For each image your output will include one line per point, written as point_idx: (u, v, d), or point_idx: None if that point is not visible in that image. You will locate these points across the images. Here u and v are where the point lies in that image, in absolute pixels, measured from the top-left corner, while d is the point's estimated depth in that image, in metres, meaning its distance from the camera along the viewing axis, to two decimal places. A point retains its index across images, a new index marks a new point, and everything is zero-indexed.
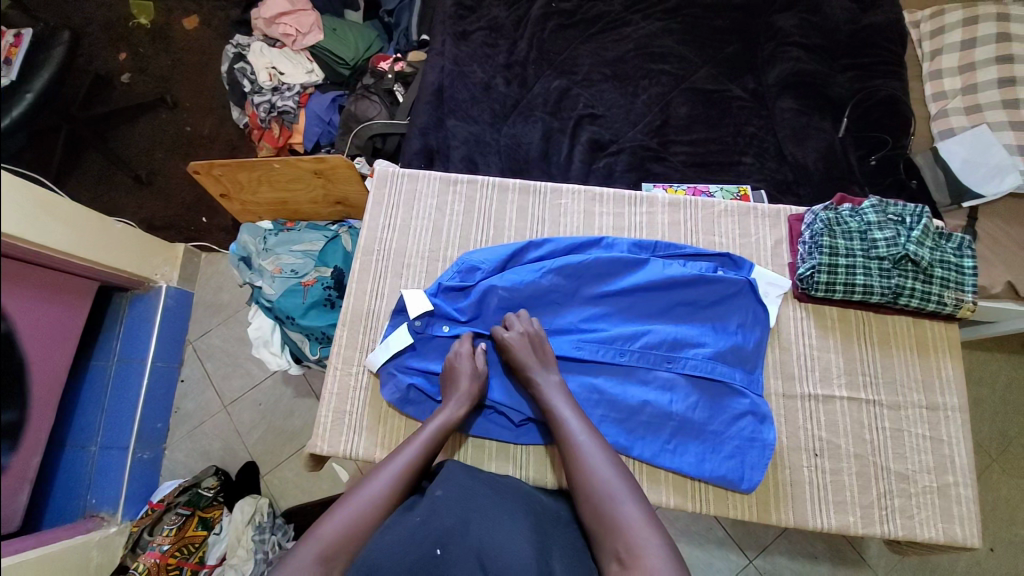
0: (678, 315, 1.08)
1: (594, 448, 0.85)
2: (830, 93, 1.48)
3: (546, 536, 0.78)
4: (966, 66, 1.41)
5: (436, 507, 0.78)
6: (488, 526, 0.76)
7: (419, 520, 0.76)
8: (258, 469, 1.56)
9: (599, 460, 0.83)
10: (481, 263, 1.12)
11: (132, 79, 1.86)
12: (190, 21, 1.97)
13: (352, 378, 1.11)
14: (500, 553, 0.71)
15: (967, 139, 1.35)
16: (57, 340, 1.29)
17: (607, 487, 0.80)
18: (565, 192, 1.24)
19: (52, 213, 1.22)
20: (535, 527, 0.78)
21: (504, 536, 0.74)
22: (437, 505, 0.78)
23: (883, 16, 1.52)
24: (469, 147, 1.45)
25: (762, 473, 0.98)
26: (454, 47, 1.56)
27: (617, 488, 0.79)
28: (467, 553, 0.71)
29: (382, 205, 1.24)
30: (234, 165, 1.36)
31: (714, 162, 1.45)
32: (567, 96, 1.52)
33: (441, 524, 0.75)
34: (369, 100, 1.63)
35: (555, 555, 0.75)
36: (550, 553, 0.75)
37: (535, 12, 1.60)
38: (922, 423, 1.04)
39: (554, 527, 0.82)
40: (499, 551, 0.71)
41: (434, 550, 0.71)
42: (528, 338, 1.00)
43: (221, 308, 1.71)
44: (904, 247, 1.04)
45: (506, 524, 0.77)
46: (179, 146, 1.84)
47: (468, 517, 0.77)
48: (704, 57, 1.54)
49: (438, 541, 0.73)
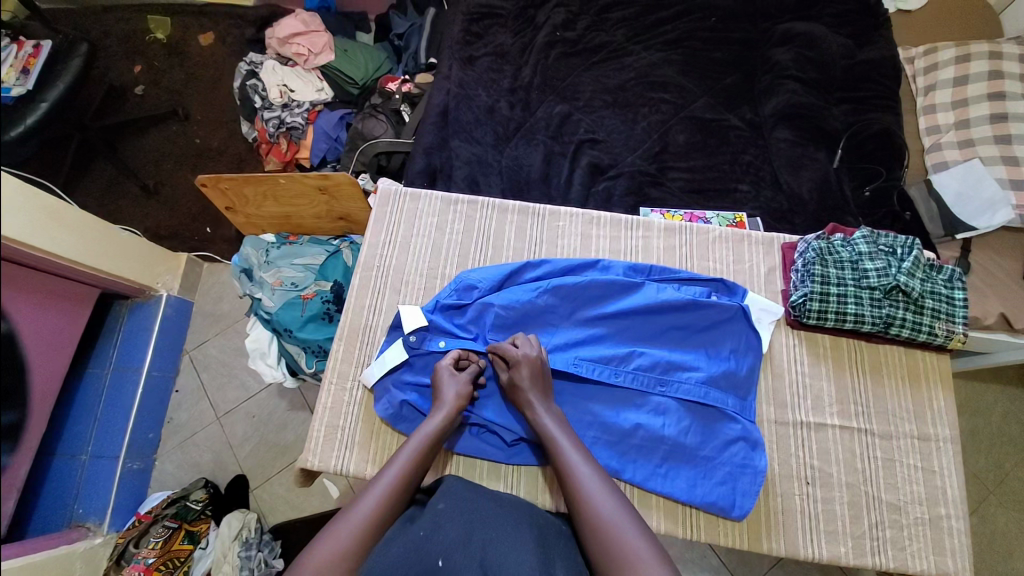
0: (671, 339, 1.09)
1: (594, 480, 0.84)
2: (825, 125, 1.51)
3: (548, 547, 0.77)
4: (959, 102, 1.45)
5: (438, 519, 0.78)
6: (492, 536, 0.75)
7: (422, 533, 0.75)
8: (248, 482, 1.55)
9: (599, 492, 0.82)
10: (479, 281, 1.14)
11: (146, 92, 1.91)
12: (205, 39, 2.03)
13: (345, 393, 1.11)
14: (503, 560, 0.70)
15: (959, 173, 1.38)
16: (55, 345, 1.29)
17: (610, 517, 0.78)
18: (563, 215, 1.27)
19: (59, 221, 1.25)
20: (540, 539, 0.77)
21: (507, 545, 0.73)
22: (440, 517, 0.78)
23: (877, 53, 1.58)
24: (472, 167, 1.48)
25: (753, 501, 0.97)
26: (460, 71, 1.61)
27: (619, 518, 0.78)
28: (469, 561, 0.70)
29: (384, 223, 1.27)
30: (241, 179, 1.39)
31: (711, 189, 1.48)
32: (569, 121, 1.56)
33: (445, 534, 0.74)
34: (376, 119, 1.67)
35: (558, 564, 0.74)
36: (553, 562, 0.74)
37: (540, 40, 1.65)
38: (915, 453, 1.04)
39: (556, 542, 0.80)
40: (502, 559, 0.70)
41: (435, 561, 0.70)
42: (531, 360, 0.99)
43: (220, 318, 1.73)
44: (894, 278, 1.06)
45: (509, 535, 0.75)
46: (188, 157, 1.88)
47: (470, 528, 0.76)
48: (703, 87, 1.59)
49: (441, 553, 0.71)
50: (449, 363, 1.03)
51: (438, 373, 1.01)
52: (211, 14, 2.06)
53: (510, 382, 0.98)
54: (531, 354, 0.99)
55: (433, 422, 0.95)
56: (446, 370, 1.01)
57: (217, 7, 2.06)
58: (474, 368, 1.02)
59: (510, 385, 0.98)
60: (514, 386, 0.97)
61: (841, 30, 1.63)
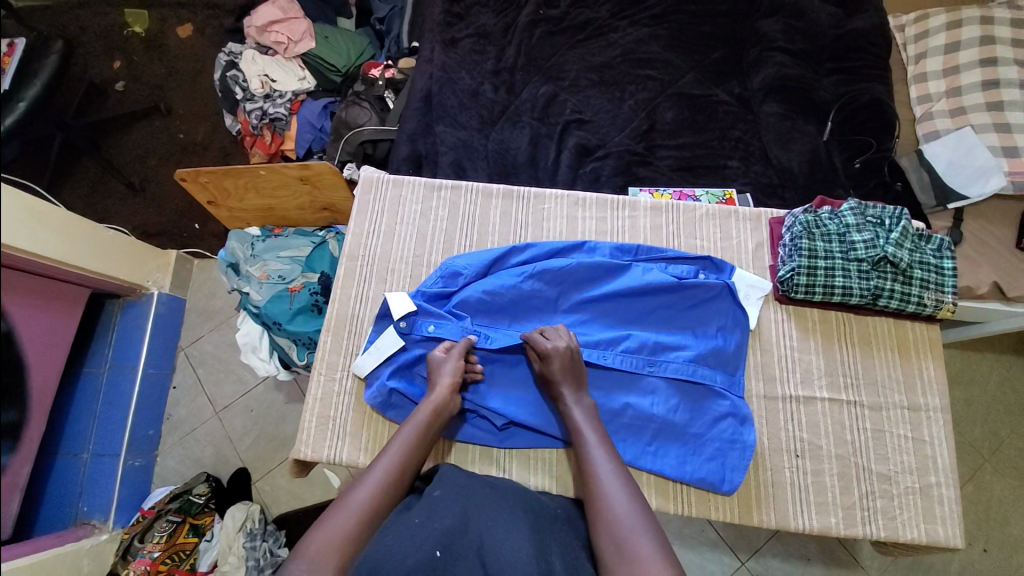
0: (658, 319, 1.08)
1: (614, 477, 0.83)
2: (815, 97, 1.49)
3: (545, 534, 0.77)
4: (950, 69, 1.43)
5: (434, 507, 0.78)
6: (487, 523, 0.75)
7: (416, 522, 0.75)
8: (249, 475, 1.56)
9: (619, 491, 0.81)
10: (464, 268, 1.13)
11: (126, 87, 1.86)
12: (184, 30, 1.99)
13: (336, 383, 1.11)
14: (500, 552, 0.70)
15: (950, 142, 1.37)
16: (53, 345, 1.30)
17: (624, 518, 0.77)
18: (548, 197, 1.25)
19: (43, 222, 1.22)
20: (535, 527, 0.77)
21: (503, 532, 0.73)
22: (436, 505, 0.79)
23: (868, 20, 1.54)
24: (457, 152, 1.46)
25: (743, 475, 0.98)
26: (442, 54, 1.57)
27: (631, 515, 0.77)
28: (468, 551, 0.70)
29: (367, 213, 1.25)
30: (220, 172, 1.37)
31: (700, 166, 1.46)
32: (555, 102, 1.53)
33: (441, 524, 0.73)
34: (360, 107, 1.64)
35: (555, 552, 0.74)
36: (550, 550, 0.74)
37: (523, 19, 1.61)
38: (905, 424, 1.04)
39: (552, 525, 0.81)
40: (500, 549, 0.71)
41: (434, 552, 0.69)
42: (565, 351, 0.98)
43: (213, 314, 1.72)
44: (882, 249, 1.05)
45: (506, 523, 0.76)
46: (172, 153, 1.85)
47: (467, 516, 0.76)
48: (690, 62, 1.55)
49: (439, 543, 0.70)
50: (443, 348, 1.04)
51: (429, 362, 1.02)
52: (188, 5, 2.01)
53: (541, 375, 0.99)
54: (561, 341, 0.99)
55: (430, 403, 0.95)
56: (437, 356, 1.02)
57: None
58: (462, 347, 1.03)
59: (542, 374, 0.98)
60: (546, 379, 0.97)
61: None
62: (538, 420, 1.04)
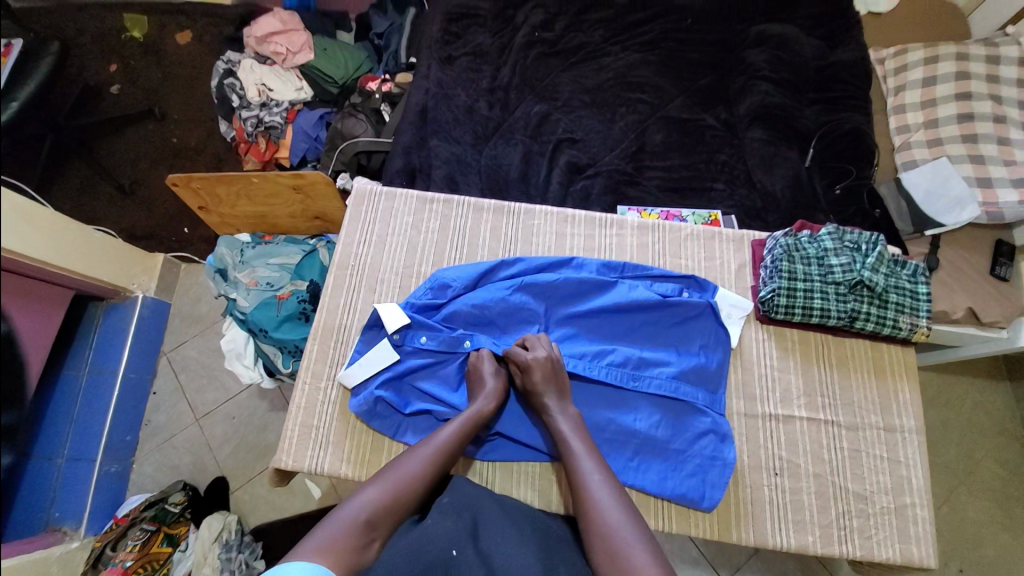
0: (642, 336, 1.10)
1: (604, 487, 0.84)
2: (798, 125, 1.55)
3: (550, 552, 0.79)
4: (927, 102, 1.51)
5: (444, 511, 0.80)
6: (496, 537, 0.78)
7: (428, 522, 0.77)
8: (228, 485, 1.53)
9: (609, 502, 0.82)
10: (453, 281, 1.14)
11: (121, 91, 1.81)
12: (182, 37, 1.98)
13: (320, 392, 1.10)
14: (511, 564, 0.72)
15: (928, 171, 1.43)
16: (34, 346, 1.27)
17: (616, 527, 0.78)
18: (538, 213, 1.27)
19: (33, 225, 1.22)
20: (541, 545, 0.79)
21: (513, 548, 0.76)
22: (445, 509, 0.81)
23: (848, 54, 1.61)
24: (451, 167, 1.49)
25: (723, 492, 0.99)
26: (439, 71, 1.61)
27: (624, 525, 0.78)
28: (478, 558, 0.73)
29: (358, 223, 1.26)
30: (213, 179, 1.37)
31: (687, 187, 1.50)
32: (548, 121, 1.57)
33: (451, 528, 0.76)
34: (355, 119, 1.66)
35: (559, 567, 0.76)
36: (555, 566, 0.76)
37: (519, 40, 1.65)
38: (880, 444, 1.06)
39: (556, 542, 0.83)
40: (511, 563, 0.73)
41: (451, 551, 0.72)
42: (547, 359, 0.99)
43: (198, 319, 1.71)
44: (858, 273, 1.09)
45: (514, 537, 0.78)
46: (164, 157, 1.85)
47: (476, 528, 0.79)
48: (680, 88, 1.61)
49: (455, 544, 0.74)
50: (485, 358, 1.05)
51: (475, 362, 1.05)
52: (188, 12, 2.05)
53: (525, 386, 0.99)
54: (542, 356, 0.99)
55: (480, 399, 0.99)
56: (485, 361, 1.04)
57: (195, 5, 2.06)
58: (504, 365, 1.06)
59: (524, 388, 1.00)
60: (529, 389, 0.98)
61: (813, 31, 1.66)
62: (524, 430, 1.04)
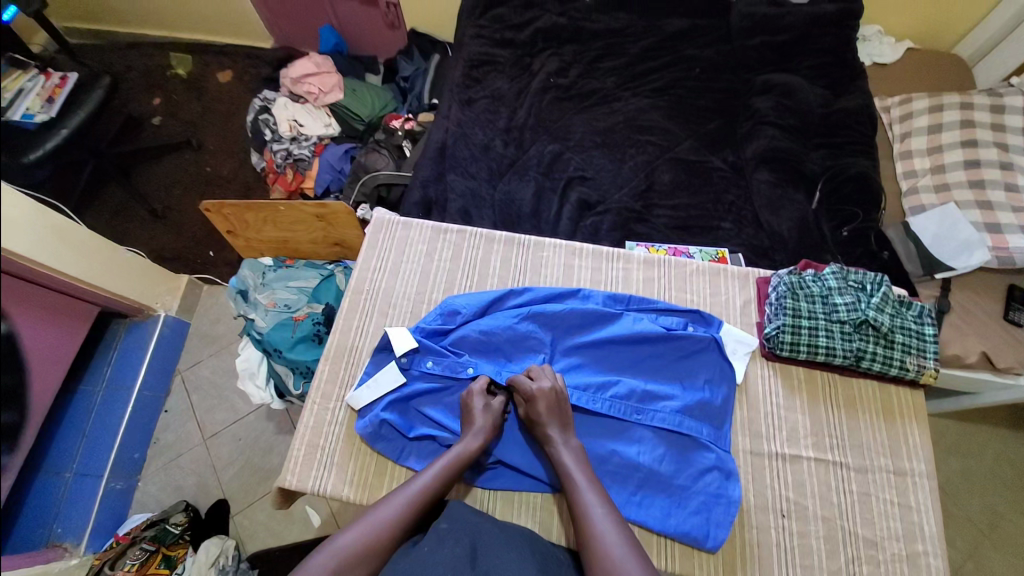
0: (646, 368, 1.11)
1: (607, 520, 0.83)
2: (803, 169, 1.59)
3: None
4: (933, 148, 1.55)
5: (442, 538, 0.81)
6: (495, 560, 0.77)
7: (425, 550, 0.78)
8: (229, 507, 1.53)
9: (613, 535, 0.81)
10: (462, 307, 1.18)
11: (162, 123, 2.01)
12: (224, 76, 2.19)
13: (328, 413, 1.13)
14: None
15: (936, 215, 1.45)
16: (53, 360, 1.33)
17: (620, 563, 0.77)
18: (547, 245, 1.32)
19: (66, 241, 1.31)
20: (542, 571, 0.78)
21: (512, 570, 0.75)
22: (443, 537, 0.81)
23: (852, 102, 1.67)
24: (466, 200, 1.56)
25: (727, 532, 0.96)
26: (459, 112, 1.71)
27: (628, 560, 0.77)
28: None
29: (375, 250, 1.32)
30: (243, 206, 1.46)
31: (695, 226, 1.54)
32: (560, 159, 1.65)
33: (448, 554, 0.77)
34: (378, 154, 1.77)
35: None
36: None
37: (535, 85, 1.76)
38: (890, 488, 1.03)
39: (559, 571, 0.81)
40: None
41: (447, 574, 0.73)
42: (550, 390, 1.00)
43: (215, 340, 1.76)
44: (863, 312, 1.10)
45: (514, 561, 0.78)
46: (197, 185, 1.97)
47: (475, 552, 0.79)
48: (687, 131, 1.68)
49: (451, 568, 0.75)
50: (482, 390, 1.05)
51: (467, 400, 1.04)
52: (231, 55, 2.24)
53: (527, 415, 1.00)
54: (545, 390, 1.00)
55: (465, 439, 0.98)
56: (476, 398, 1.03)
57: (239, 49, 2.25)
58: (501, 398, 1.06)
59: (525, 419, 1.00)
60: (530, 419, 0.99)
61: (818, 80, 1.73)
62: (527, 460, 1.04)
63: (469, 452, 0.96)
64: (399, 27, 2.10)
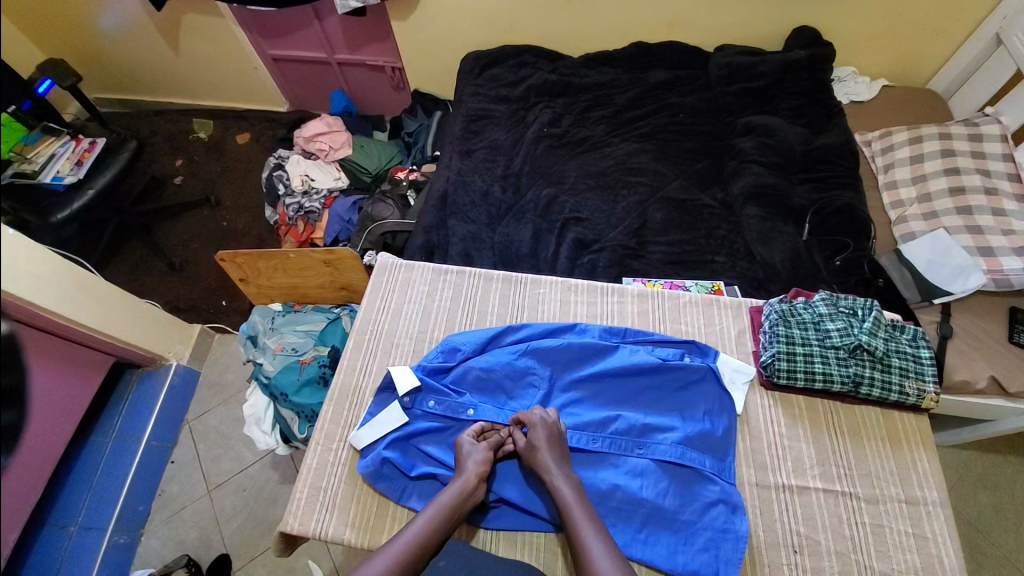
0: (645, 400, 1.12)
1: (608, 561, 0.82)
2: (791, 203, 1.64)
3: None
4: (918, 177, 1.61)
5: None
6: None
7: None
8: (231, 563, 1.49)
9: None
10: (462, 344, 1.21)
11: (183, 181, 2.21)
12: (242, 138, 2.37)
13: (331, 454, 1.13)
14: None
15: (928, 241, 1.47)
16: (64, 409, 1.36)
17: None
18: (544, 283, 1.36)
19: (87, 293, 1.38)
20: None
21: None
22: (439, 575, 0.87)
23: (832, 138, 1.75)
24: (466, 243, 1.63)
25: (737, 569, 0.93)
26: (459, 162, 1.82)
27: None
28: None
29: (379, 292, 1.37)
30: (255, 254, 1.54)
31: (689, 260, 1.59)
32: (556, 202, 1.72)
33: None
34: (383, 203, 1.87)
35: None
36: None
37: (530, 135, 1.87)
38: (905, 519, 1.00)
39: None
40: None
41: None
42: (550, 424, 1.02)
43: (224, 388, 1.78)
44: (856, 337, 1.11)
45: None
46: (214, 239, 2.08)
47: None
48: (676, 172, 1.76)
49: None
50: (472, 434, 1.06)
51: (459, 446, 1.04)
52: (249, 119, 2.42)
53: (527, 450, 1.00)
54: (539, 424, 1.01)
55: (456, 483, 0.97)
56: (469, 441, 1.04)
57: (257, 114, 2.44)
58: (496, 436, 1.06)
59: (525, 454, 1.01)
60: (530, 453, 0.99)
61: (797, 121, 1.82)
62: (529, 498, 1.03)
63: (462, 497, 0.95)
64: (404, 89, 2.29)
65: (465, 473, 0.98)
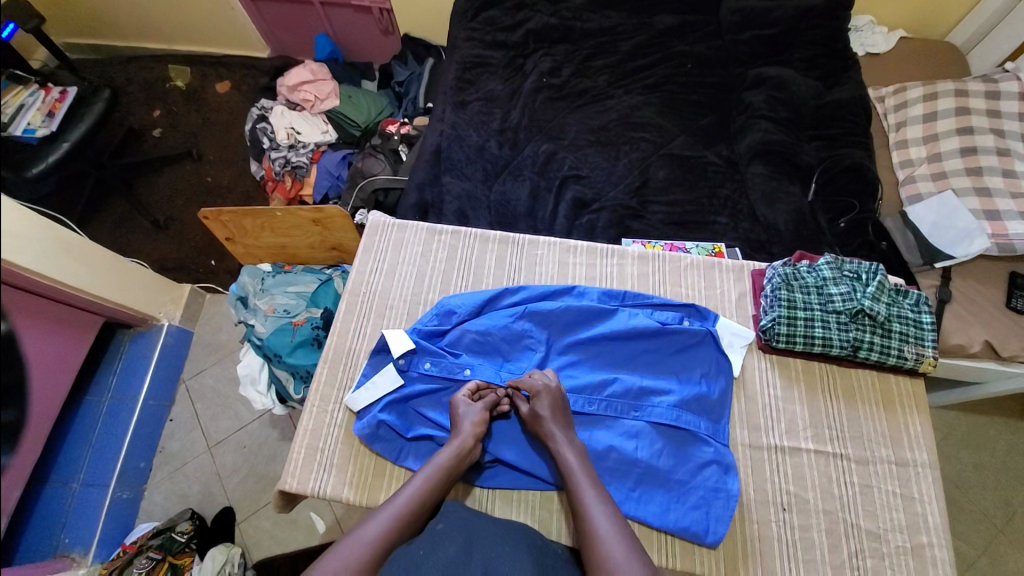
0: (642, 364, 1.12)
1: (606, 519, 0.84)
2: (798, 161, 1.58)
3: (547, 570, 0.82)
4: (929, 137, 1.54)
5: (438, 538, 0.83)
6: (491, 556, 0.81)
7: (422, 552, 0.80)
8: (234, 515, 1.54)
9: (613, 535, 0.82)
10: (458, 307, 1.18)
11: (162, 134, 2.08)
12: (221, 86, 2.22)
13: (327, 415, 1.13)
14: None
15: (933, 205, 1.44)
16: (57, 371, 1.34)
17: (619, 563, 0.78)
18: (542, 244, 1.32)
19: (69, 253, 1.32)
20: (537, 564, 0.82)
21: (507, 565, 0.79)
22: (439, 536, 0.83)
23: (846, 93, 1.66)
24: (461, 202, 1.57)
25: (727, 526, 0.96)
26: (453, 114, 1.72)
27: (628, 559, 0.78)
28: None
29: (371, 253, 1.33)
30: (240, 212, 1.47)
31: (691, 221, 1.54)
32: (554, 158, 1.65)
33: (445, 556, 0.79)
34: (374, 158, 1.78)
35: None
36: None
37: (527, 86, 1.76)
38: (892, 479, 1.03)
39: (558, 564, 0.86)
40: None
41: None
42: (550, 389, 1.02)
43: (218, 348, 1.77)
44: (858, 302, 1.09)
45: (509, 555, 0.82)
46: (198, 195, 1.99)
47: (470, 546, 0.82)
48: (681, 127, 1.68)
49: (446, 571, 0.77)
50: (467, 394, 1.06)
51: (455, 406, 1.04)
52: (227, 65, 2.26)
53: (527, 413, 1.01)
54: (539, 388, 1.01)
55: (452, 445, 0.97)
56: (464, 403, 1.03)
57: (235, 59, 2.27)
58: (492, 398, 1.06)
59: (528, 418, 1.00)
60: (533, 417, 0.99)
61: (811, 73, 1.71)
62: (525, 459, 1.05)
63: (459, 457, 0.96)
64: (393, 33, 2.13)
65: (461, 434, 0.99)
